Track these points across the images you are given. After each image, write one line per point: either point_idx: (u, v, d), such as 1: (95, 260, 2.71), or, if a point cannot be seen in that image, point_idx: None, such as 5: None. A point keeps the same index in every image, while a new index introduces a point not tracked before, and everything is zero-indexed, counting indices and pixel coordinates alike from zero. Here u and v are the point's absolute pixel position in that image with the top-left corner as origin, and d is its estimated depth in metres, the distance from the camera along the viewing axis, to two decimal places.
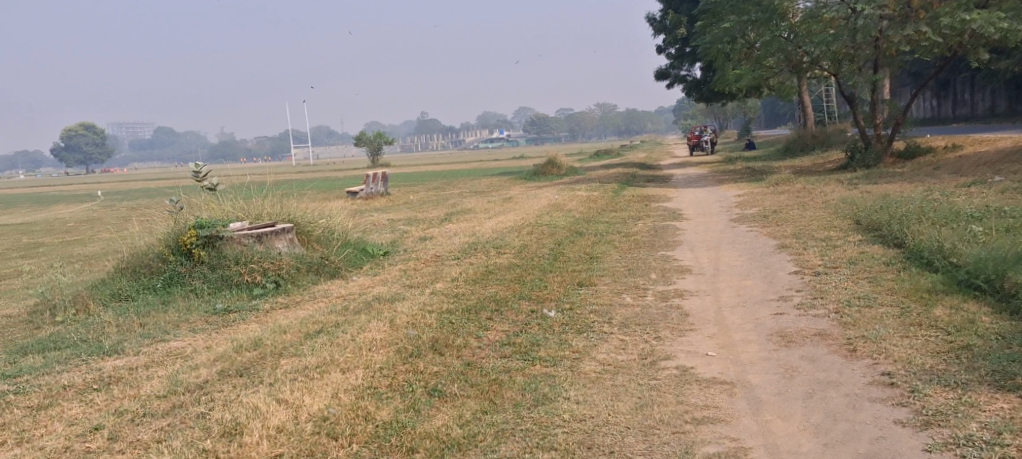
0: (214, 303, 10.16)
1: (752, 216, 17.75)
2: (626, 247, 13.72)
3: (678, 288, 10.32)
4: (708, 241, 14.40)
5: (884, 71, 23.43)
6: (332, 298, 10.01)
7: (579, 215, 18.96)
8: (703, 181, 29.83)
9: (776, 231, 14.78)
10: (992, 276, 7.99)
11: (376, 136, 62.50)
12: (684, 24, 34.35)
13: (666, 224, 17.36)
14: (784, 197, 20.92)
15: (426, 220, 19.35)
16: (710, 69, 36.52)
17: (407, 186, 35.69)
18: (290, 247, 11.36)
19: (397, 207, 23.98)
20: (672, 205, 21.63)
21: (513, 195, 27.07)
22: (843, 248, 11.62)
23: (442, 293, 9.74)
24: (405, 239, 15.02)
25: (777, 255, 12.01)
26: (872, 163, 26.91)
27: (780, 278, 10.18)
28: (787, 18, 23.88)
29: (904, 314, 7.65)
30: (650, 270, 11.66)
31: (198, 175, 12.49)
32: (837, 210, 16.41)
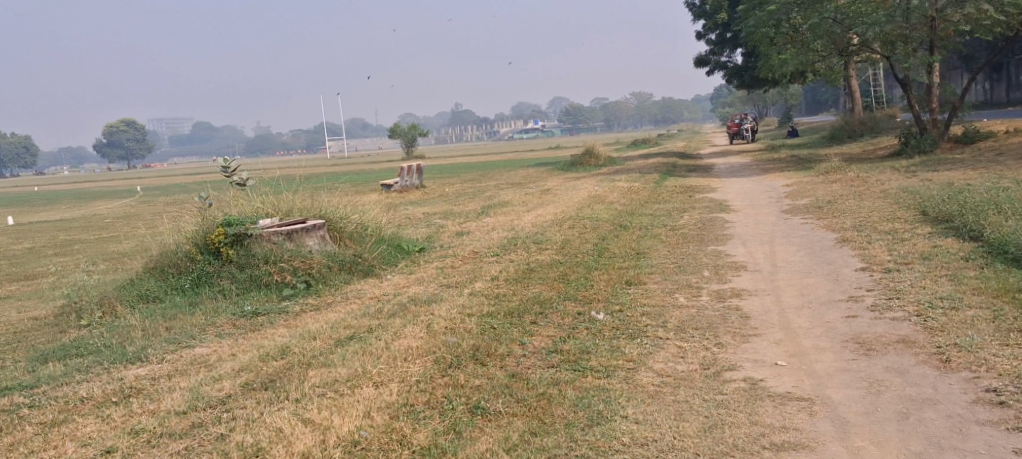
0: (242, 304, 9.50)
1: (805, 207, 17.02)
2: (674, 242, 13.04)
3: (734, 287, 9.66)
4: (760, 234, 13.70)
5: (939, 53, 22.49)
6: (365, 300, 9.32)
7: (621, 207, 18.28)
8: (746, 171, 28.97)
9: (833, 225, 14.05)
10: None
11: (410, 129, 62.04)
12: (724, 9, 33.43)
13: (713, 216, 16.66)
14: (836, 186, 20.13)
15: (463, 213, 18.78)
16: (751, 55, 35.51)
17: (442, 178, 35.11)
18: (322, 244, 10.68)
19: (433, 199, 23.42)
20: (718, 196, 20.89)
21: (552, 186, 26.41)
22: (914, 251, 10.88)
23: (483, 292, 9.10)
24: (442, 234, 14.44)
25: (839, 254, 11.31)
26: (927, 148, 25.96)
27: (847, 276, 9.81)
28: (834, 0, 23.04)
29: (997, 318, 7.24)
30: (702, 266, 10.98)
31: (227, 171, 11.89)
32: (897, 202, 15.67)
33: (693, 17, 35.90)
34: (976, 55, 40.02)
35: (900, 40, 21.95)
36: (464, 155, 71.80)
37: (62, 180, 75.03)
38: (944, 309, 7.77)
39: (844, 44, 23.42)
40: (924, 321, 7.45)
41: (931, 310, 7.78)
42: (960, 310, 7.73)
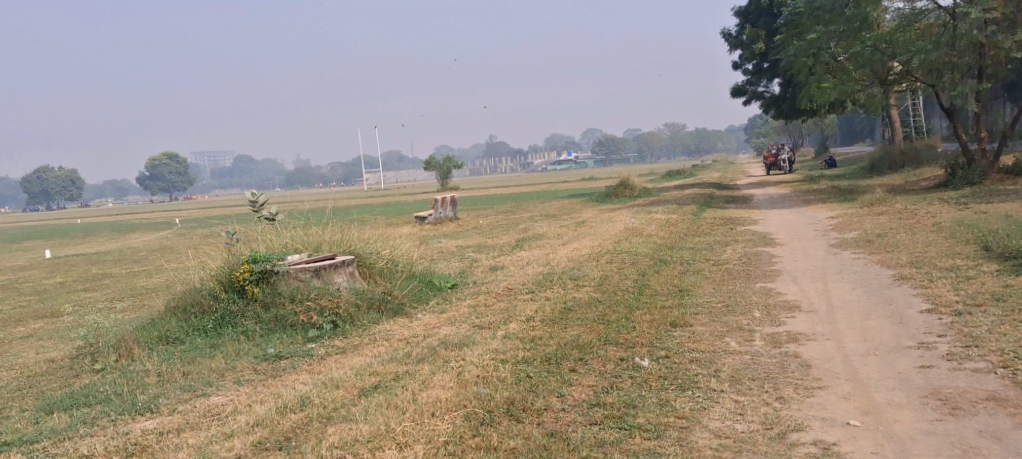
0: (265, 346, 8.88)
1: (854, 240, 16.35)
2: (718, 278, 12.37)
3: (790, 330, 8.99)
4: (810, 270, 13.00)
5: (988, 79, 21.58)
6: (393, 342, 8.58)
7: (662, 240, 17.62)
8: (788, 202, 28.19)
9: (888, 260, 13.33)
10: None
11: (444, 158, 61.82)
12: (762, 38, 32.82)
13: (759, 250, 15.99)
14: (885, 218, 19.44)
15: (498, 246, 18.18)
16: (790, 84, 34.70)
17: (476, 210, 34.56)
18: (350, 281, 10.00)
19: (468, 232, 22.85)
20: (761, 228, 20.22)
21: (588, 218, 25.78)
22: (984, 293, 10.28)
23: (517, 335, 8.38)
24: (474, 269, 13.84)
25: (899, 294, 10.64)
26: (977, 180, 24.98)
27: (912, 319, 9.18)
28: (876, 27, 22.31)
29: None
30: (752, 305, 10.29)
31: (254, 205, 11.42)
32: (954, 236, 15.00)
33: (730, 46, 35.20)
34: None
35: (946, 68, 21.20)
36: (497, 185, 71.38)
37: (98, 213, 75.36)
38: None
39: (887, 72, 22.61)
40: (1012, 375, 6.96)
41: (1018, 362, 7.28)
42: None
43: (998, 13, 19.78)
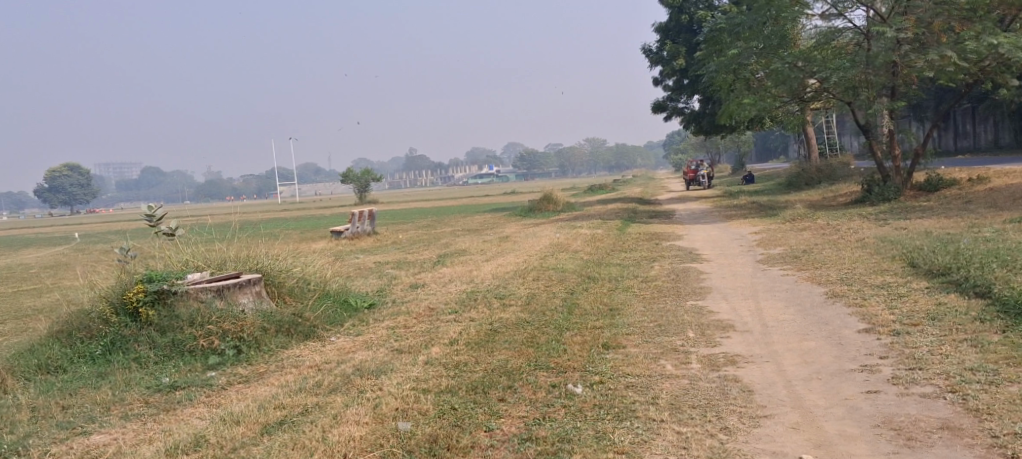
0: (159, 375, 8.07)
1: (781, 256, 16.13)
2: (648, 296, 11.92)
3: (726, 352, 8.53)
4: (740, 288, 12.64)
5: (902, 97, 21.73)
6: (303, 370, 7.87)
7: (587, 256, 17.16)
8: (710, 217, 28.11)
9: (817, 277, 13.06)
10: None
11: (364, 172, 60.96)
12: (682, 54, 32.84)
13: (686, 266, 15.63)
14: (808, 234, 19.36)
15: (417, 262, 17.49)
16: (710, 100, 34.82)
17: (396, 224, 33.74)
18: (256, 302, 9.25)
19: (386, 247, 22.08)
20: (685, 243, 19.95)
21: (510, 233, 25.25)
22: (919, 312, 10.05)
23: (439, 362, 7.73)
24: (393, 286, 13.14)
25: (833, 313, 10.31)
26: (892, 196, 25.29)
27: (851, 340, 8.85)
28: (794, 44, 22.41)
29: None
30: (685, 325, 9.84)
31: (151, 219, 10.58)
32: (880, 253, 14.87)
33: (651, 62, 35.19)
34: (945, 99, 40.07)
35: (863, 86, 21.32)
36: (418, 199, 70.63)
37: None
38: (981, 386, 6.98)
39: (804, 88, 22.65)
40: (962, 401, 6.64)
41: (967, 386, 6.98)
42: (1002, 388, 6.93)
43: (910, 33, 20.09)
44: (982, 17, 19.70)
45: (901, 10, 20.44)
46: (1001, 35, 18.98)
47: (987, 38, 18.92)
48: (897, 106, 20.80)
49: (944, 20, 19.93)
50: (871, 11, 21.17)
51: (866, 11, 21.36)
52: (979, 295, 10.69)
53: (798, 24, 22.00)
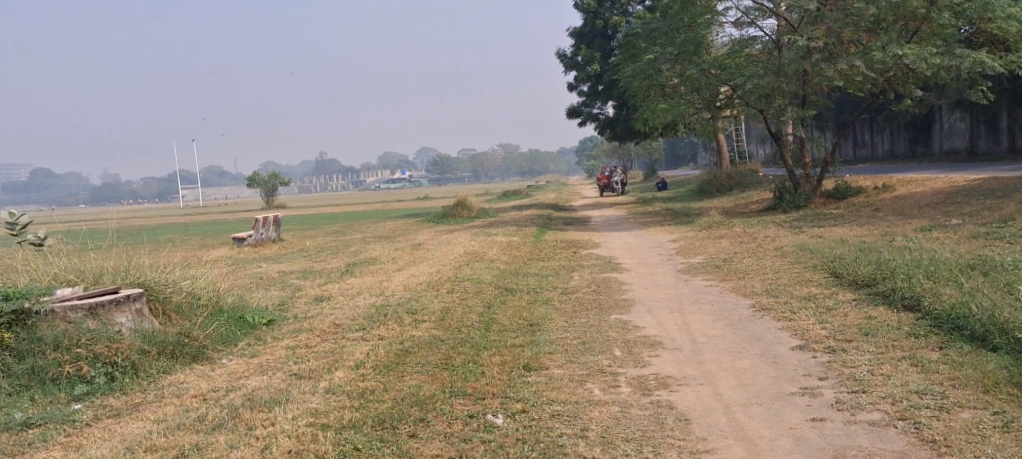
0: (13, 410, 7.06)
1: (702, 265, 15.69)
2: (570, 310, 11.27)
3: (657, 373, 7.91)
4: (665, 300, 12.06)
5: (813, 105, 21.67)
6: (185, 400, 6.96)
7: (504, 266, 16.46)
8: (625, 224, 27.75)
9: (742, 288, 12.54)
10: None
11: (271, 177, 59.54)
12: (597, 60, 32.34)
13: (606, 276, 15.05)
14: (726, 242, 19.07)
15: (324, 272, 16.52)
16: (624, 106, 34.52)
17: (303, 230, 32.51)
18: (136, 321, 8.26)
19: (291, 255, 21.00)
20: (603, 251, 19.46)
21: (422, 240, 24.40)
22: (850, 326, 9.51)
23: (344, 389, 6.89)
24: (296, 299, 12.19)
25: (764, 327, 9.75)
26: (802, 203, 25.18)
27: (785, 358, 8.30)
28: (707, 52, 22.10)
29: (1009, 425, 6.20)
30: (611, 343, 9.20)
31: (14, 227, 9.49)
32: (801, 262, 14.53)
33: (565, 67, 34.70)
34: (849, 108, 40.79)
35: (775, 93, 20.96)
36: (328, 204, 69.25)
37: None
38: (931, 412, 6.48)
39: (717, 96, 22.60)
40: (916, 430, 6.22)
41: (918, 412, 6.47)
42: (954, 414, 6.44)
43: (821, 42, 19.82)
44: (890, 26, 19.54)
45: (811, 20, 20.19)
46: (905, 47, 19.08)
47: (893, 48, 18.99)
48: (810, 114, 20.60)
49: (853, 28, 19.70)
50: (783, 20, 21.03)
51: (779, 21, 21.23)
52: (908, 308, 10.23)
53: (711, 32, 21.65)
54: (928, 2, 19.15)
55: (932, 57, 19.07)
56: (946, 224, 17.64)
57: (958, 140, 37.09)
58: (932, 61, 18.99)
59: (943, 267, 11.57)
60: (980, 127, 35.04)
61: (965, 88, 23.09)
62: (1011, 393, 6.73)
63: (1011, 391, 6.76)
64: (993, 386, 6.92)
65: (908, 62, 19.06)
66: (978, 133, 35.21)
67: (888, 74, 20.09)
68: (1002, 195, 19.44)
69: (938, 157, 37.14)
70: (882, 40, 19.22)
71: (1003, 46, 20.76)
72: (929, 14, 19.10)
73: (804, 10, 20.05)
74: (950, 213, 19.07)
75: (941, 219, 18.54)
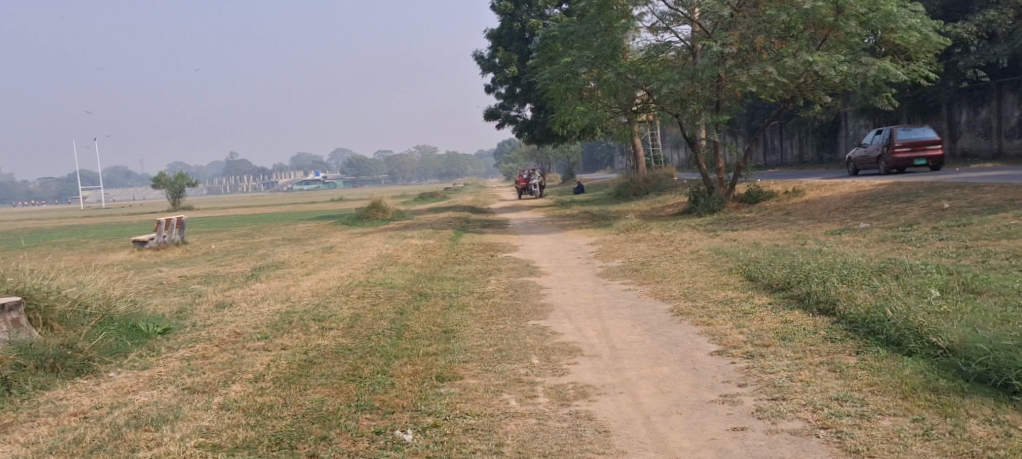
0: None
1: (620, 269, 15.58)
2: (486, 318, 11.00)
3: (575, 382, 7.68)
4: (583, 304, 11.85)
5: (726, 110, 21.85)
6: (65, 419, 6.51)
7: (418, 270, 16.11)
8: (544, 226, 27.63)
9: (660, 292, 12.41)
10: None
11: (178, 178, 58.69)
12: (514, 62, 32.19)
13: (523, 280, 14.82)
14: (643, 245, 19.07)
15: (231, 279, 15.95)
16: (542, 109, 34.44)
17: (211, 233, 31.57)
18: (11, 332, 7.67)
19: (198, 261, 20.30)
20: (520, 255, 19.27)
21: (334, 243, 23.88)
22: (767, 331, 9.26)
23: (240, 405, 6.63)
24: (200, 309, 11.64)
25: (682, 332, 9.56)
26: (717, 207, 25.39)
27: (704, 363, 8.11)
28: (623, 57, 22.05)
29: (929, 432, 6.13)
30: (529, 351, 8.95)
31: None
32: (718, 265, 14.51)
33: (483, 69, 34.45)
34: (760, 114, 41.57)
35: (690, 98, 21.07)
36: (241, 206, 68.08)
37: None
38: (852, 420, 6.37)
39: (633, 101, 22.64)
40: (838, 439, 6.12)
41: (839, 421, 6.36)
42: (875, 422, 6.34)
43: (735, 48, 19.94)
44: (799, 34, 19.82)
45: (725, 26, 20.32)
46: (816, 54, 19.35)
47: (803, 55, 19.28)
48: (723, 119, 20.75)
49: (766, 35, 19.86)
50: (697, 26, 21.20)
51: (693, 27, 21.36)
52: (824, 312, 9.91)
53: (628, 36, 21.56)
54: (835, 11, 19.47)
55: (841, 64, 19.37)
56: (856, 227, 17.92)
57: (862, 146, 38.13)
58: (841, 68, 19.32)
59: (856, 270, 11.49)
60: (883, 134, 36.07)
61: (871, 95, 23.48)
62: (929, 400, 6.61)
63: (929, 396, 6.64)
64: (911, 392, 6.79)
65: (818, 69, 19.30)
66: None
67: (799, 81, 20.34)
68: (908, 199, 19.84)
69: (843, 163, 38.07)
70: (793, 47, 19.48)
71: (905, 56, 21.25)
72: (837, 22, 19.43)
73: (717, 15, 20.06)
74: (858, 217, 19.37)
75: (851, 222, 18.83)
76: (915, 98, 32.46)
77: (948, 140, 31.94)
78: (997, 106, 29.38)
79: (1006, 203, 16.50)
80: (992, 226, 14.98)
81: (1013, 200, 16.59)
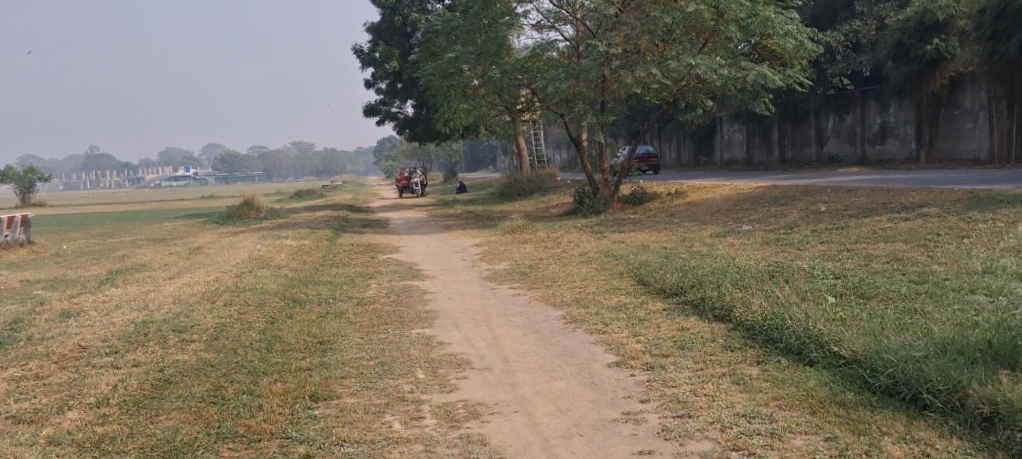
0: None
1: (506, 272, 15.05)
2: (367, 328, 10.31)
3: (466, 400, 7.07)
4: (470, 311, 11.21)
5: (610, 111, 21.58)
6: None
7: (292, 273, 15.25)
8: (425, 227, 26.93)
9: (550, 297, 11.87)
10: (944, 391, 6.03)
11: (26, 172, 55.40)
12: (396, 58, 31.39)
13: (405, 284, 14.13)
14: (528, 246, 18.63)
15: (85, 288, 14.77)
16: (424, 106, 33.72)
17: (68, 233, 29.69)
18: None
19: (50, 268, 18.87)
20: (402, 257, 18.55)
21: (202, 244, 22.64)
22: (664, 339, 8.67)
23: (70, 438, 6.10)
24: (44, 330, 10.58)
25: (576, 341, 9.03)
26: (601, 208, 25.15)
27: (601, 376, 7.58)
28: (507, 54, 21.49)
29: (844, 452, 5.70)
30: (415, 366, 8.30)
31: None
32: (606, 268, 14.13)
33: (363, 64, 33.48)
34: (639, 116, 41.90)
35: (575, 98, 20.71)
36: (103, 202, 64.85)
37: None
38: (764, 440, 5.92)
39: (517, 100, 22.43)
40: None
41: (750, 440, 5.91)
42: (787, 442, 5.89)
43: (620, 49, 19.65)
44: (680, 37, 19.71)
45: (609, 26, 20.03)
46: (698, 57, 19.28)
47: (686, 58, 19.16)
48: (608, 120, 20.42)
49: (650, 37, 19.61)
50: (581, 26, 20.89)
51: (577, 27, 21.04)
52: (719, 320, 9.26)
53: (511, 33, 21.00)
54: (716, 15, 19.40)
55: (722, 67, 19.30)
56: (739, 229, 17.86)
57: (736, 150, 38.80)
58: (721, 72, 19.25)
59: (746, 274, 11.03)
60: (756, 138, 36.76)
61: (750, 99, 23.54)
62: (839, 415, 6.16)
63: (839, 411, 6.18)
64: (819, 407, 6.32)
65: (700, 73, 19.25)
66: (754, 144, 36.94)
67: (681, 82, 20.24)
68: (787, 201, 19.94)
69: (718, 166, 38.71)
70: (676, 50, 19.33)
71: (780, 63, 21.35)
72: (717, 27, 19.40)
73: (602, 15, 19.88)
74: (740, 220, 19.30)
75: (733, 224, 18.81)
76: (786, 103, 33.11)
77: (816, 145, 32.76)
78: (861, 113, 30.11)
79: (880, 206, 16.41)
80: (868, 228, 14.50)
81: (886, 203, 16.50)
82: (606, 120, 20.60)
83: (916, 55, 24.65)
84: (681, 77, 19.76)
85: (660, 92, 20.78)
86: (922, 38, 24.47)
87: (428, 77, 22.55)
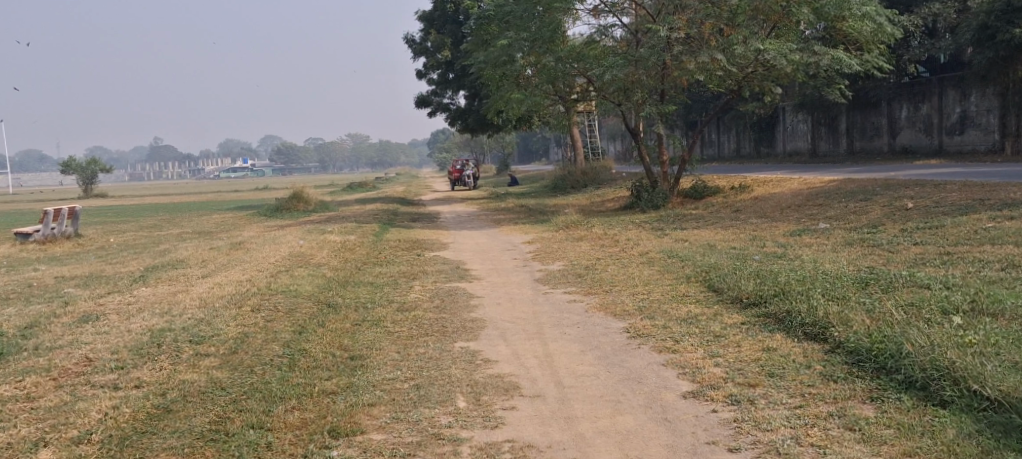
0: None
1: (561, 273, 13.80)
2: (404, 340, 9.19)
3: (514, 443, 5.94)
4: (521, 321, 9.99)
5: (671, 101, 20.19)
6: None
7: (332, 272, 14.19)
8: (477, 221, 25.76)
9: (610, 305, 10.59)
10: None
11: (90, 163, 55.79)
12: (448, 46, 30.29)
13: (452, 287, 12.96)
14: (584, 244, 17.40)
15: (116, 288, 13.86)
16: (476, 97, 32.54)
17: (115, 225, 29.08)
18: None
19: (88, 265, 18.08)
20: (450, 254, 17.44)
21: (246, 238, 21.76)
22: (749, 362, 7.38)
23: None
24: (56, 334, 9.59)
25: (643, 362, 7.77)
26: (660, 203, 23.71)
27: (675, 411, 6.36)
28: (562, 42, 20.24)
29: None
30: (454, 390, 7.16)
31: None
32: (671, 271, 12.80)
33: (414, 53, 32.41)
34: (700, 105, 40.26)
35: (635, 86, 19.25)
36: (163, 194, 64.99)
37: None
38: None
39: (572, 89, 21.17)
40: None
41: None
42: None
43: (682, 34, 18.24)
44: (746, 22, 18.17)
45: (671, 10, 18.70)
46: (766, 41, 17.76)
47: (754, 43, 17.66)
48: (669, 110, 19.02)
49: (713, 21, 18.14)
50: (640, 11, 19.58)
51: (637, 11, 19.71)
52: (811, 338, 7.93)
53: (567, 18, 19.73)
54: None
55: (793, 53, 17.76)
56: (815, 227, 16.40)
57: (801, 142, 37.02)
58: (792, 58, 17.71)
59: (835, 282, 9.62)
60: (823, 129, 34.95)
61: (823, 86, 21.90)
62: None
63: None
64: None
65: (768, 58, 17.80)
66: (820, 135, 35.15)
67: (749, 69, 18.76)
68: (866, 196, 18.37)
69: (781, 159, 37.01)
70: (742, 34, 17.78)
71: (856, 48, 19.66)
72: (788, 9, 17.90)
73: None
74: (815, 216, 17.81)
75: (807, 221, 17.35)
76: (855, 92, 31.44)
77: (887, 136, 30.94)
78: (938, 102, 28.31)
79: (977, 204, 14.81)
80: (966, 229, 12.95)
81: (983, 200, 14.90)
82: (667, 110, 19.24)
83: (1001, 39, 22.70)
84: (748, 64, 18.28)
85: (724, 79, 19.25)
86: (1009, 20, 22.49)
87: (478, 65, 21.36)
